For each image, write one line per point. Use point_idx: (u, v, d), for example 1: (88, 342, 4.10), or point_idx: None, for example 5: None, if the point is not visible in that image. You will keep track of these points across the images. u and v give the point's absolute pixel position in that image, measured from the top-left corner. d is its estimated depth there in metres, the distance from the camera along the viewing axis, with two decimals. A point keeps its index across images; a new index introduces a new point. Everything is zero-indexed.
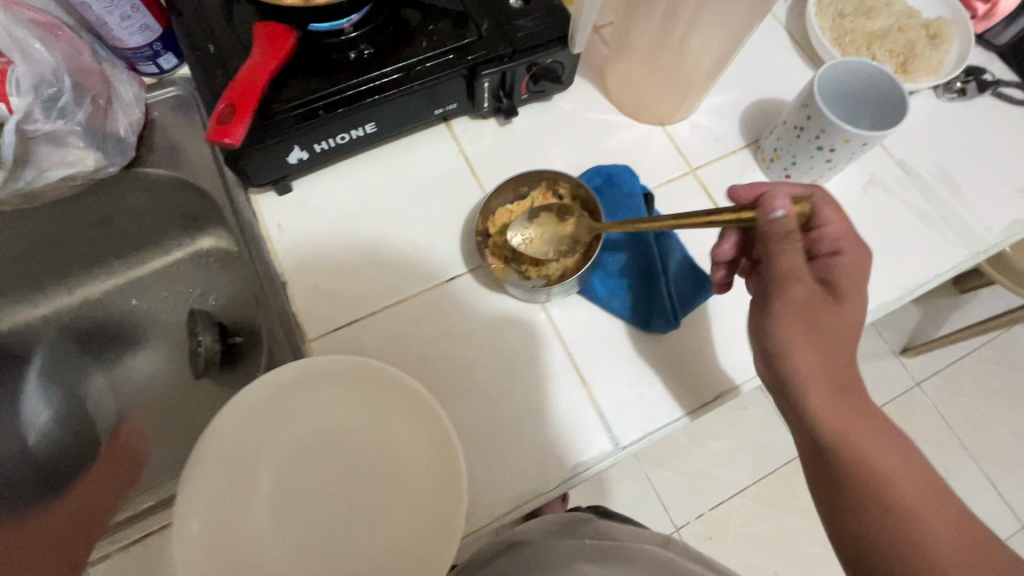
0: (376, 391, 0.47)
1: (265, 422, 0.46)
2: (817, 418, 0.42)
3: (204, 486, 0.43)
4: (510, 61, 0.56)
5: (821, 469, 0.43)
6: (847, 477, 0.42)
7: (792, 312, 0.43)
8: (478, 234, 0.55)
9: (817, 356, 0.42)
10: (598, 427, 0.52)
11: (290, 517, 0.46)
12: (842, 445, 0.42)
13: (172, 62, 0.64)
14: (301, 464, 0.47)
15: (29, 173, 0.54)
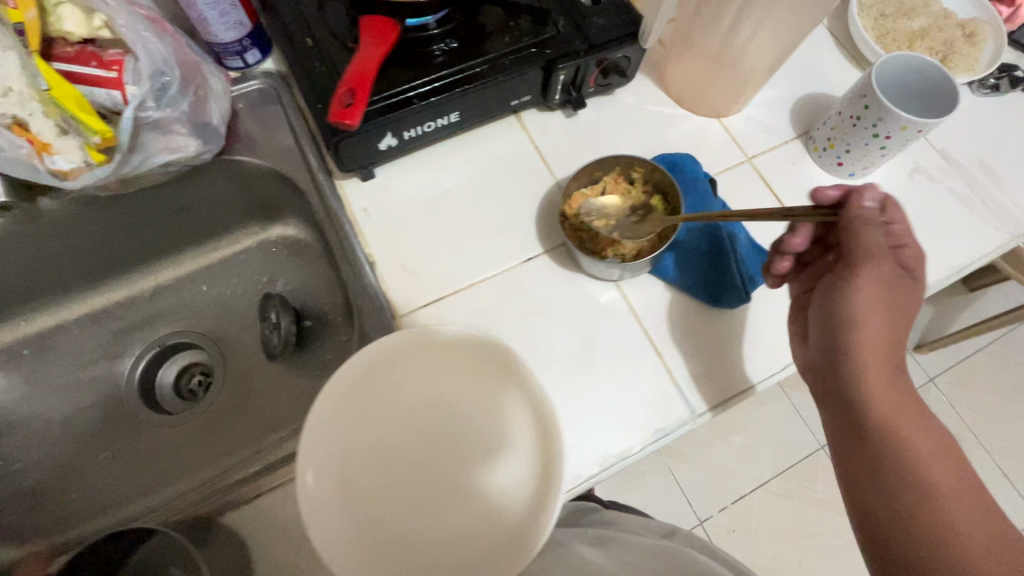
0: (482, 365, 0.51)
1: (383, 390, 0.50)
2: (866, 391, 0.47)
3: (320, 439, 0.47)
4: (586, 56, 0.60)
5: (858, 444, 0.48)
6: (882, 453, 0.46)
7: (868, 284, 0.48)
8: (561, 216, 0.59)
9: (879, 334, 0.48)
10: (675, 396, 0.56)
11: (376, 481, 0.48)
12: (886, 423, 0.47)
13: (256, 57, 0.67)
14: (396, 431, 0.50)
15: (137, 158, 0.58)
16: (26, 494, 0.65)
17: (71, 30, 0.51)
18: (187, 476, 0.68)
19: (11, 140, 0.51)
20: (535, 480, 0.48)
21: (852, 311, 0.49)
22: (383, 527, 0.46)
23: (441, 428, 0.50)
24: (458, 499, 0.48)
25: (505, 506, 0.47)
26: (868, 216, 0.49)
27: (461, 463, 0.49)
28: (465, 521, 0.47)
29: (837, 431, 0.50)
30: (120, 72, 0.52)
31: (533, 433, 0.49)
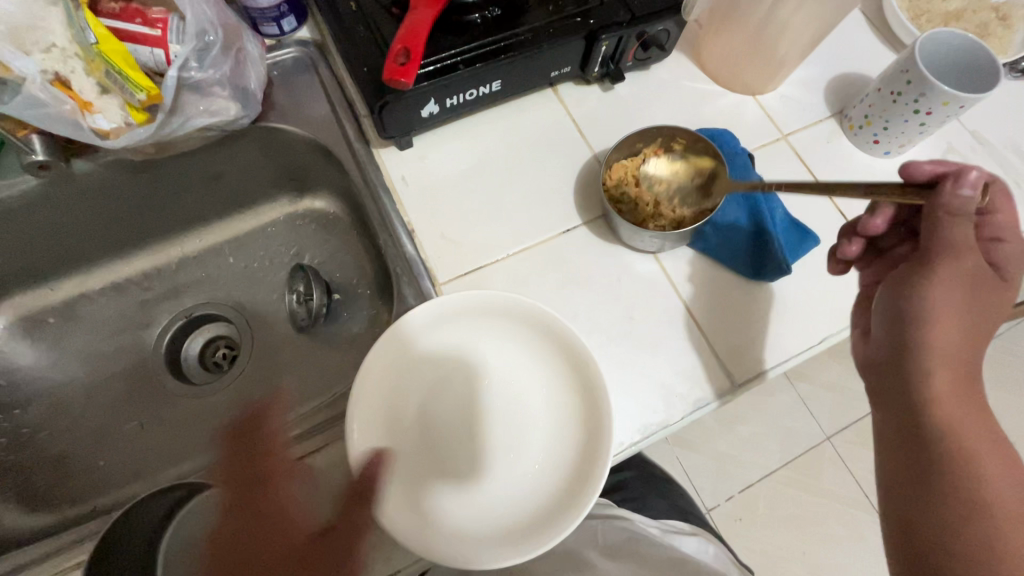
0: (524, 329, 0.53)
1: (445, 349, 0.52)
2: (931, 393, 0.43)
3: (369, 398, 0.48)
4: (629, 27, 0.60)
5: (908, 446, 0.45)
6: (935, 458, 0.43)
7: (949, 280, 0.44)
8: (602, 184, 0.59)
9: (951, 334, 0.44)
10: (716, 367, 0.56)
11: (410, 460, 0.48)
12: (949, 429, 0.43)
13: (292, 25, 0.67)
14: (434, 397, 0.51)
15: (177, 120, 0.57)
16: (53, 461, 0.65)
17: None
18: (217, 446, 0.67)
19: (55, 95, 0.50)
20: (572, 467, 0.48)
21: (921, 307, 0.45)
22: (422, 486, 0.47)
23: (495, 401, 0.51)
24: (496, 472, 0.49)
25: (538, 487, 0.48)
26: (961, 208, 0.44)
27: (506, 437, 0.50)
28: (502, 496, 0.47)
29: (887, 431, 0.47)
30: (165, 30, 0.52)
31: (576, 407, 0.50)
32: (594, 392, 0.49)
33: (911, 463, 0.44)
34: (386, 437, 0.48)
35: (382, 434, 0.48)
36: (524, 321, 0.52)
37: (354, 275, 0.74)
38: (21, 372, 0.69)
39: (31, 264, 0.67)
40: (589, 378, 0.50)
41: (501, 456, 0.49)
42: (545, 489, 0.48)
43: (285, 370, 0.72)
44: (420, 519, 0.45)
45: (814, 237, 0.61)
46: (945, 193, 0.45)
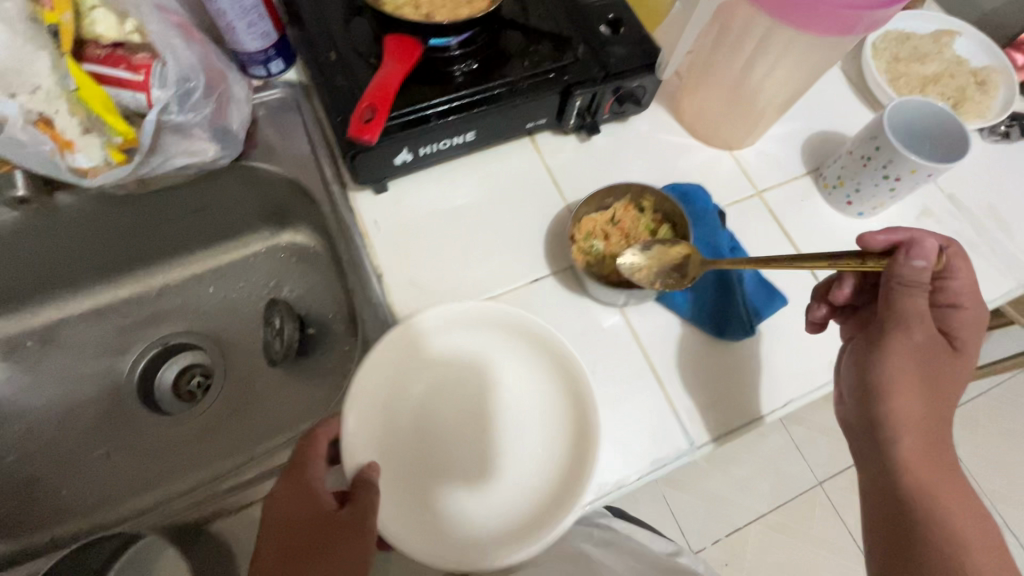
0: (517, 344, 0.56)
1: (442, 349, 0.55)
2: (905, 468, 0.44)
3: (368, 382, 0.51)
4: (603, 84, 0.61)
5: (892, 529, 0.44)
6: (919, 540, 0.42)
7: (905, 351, 0.46)
8: (570, 239, 0.59)
9: (918, 408, 0.45)
10: (676, 428, 0.56)
11: (399, 453, 0.51)
12: (928, 510, 0.43)
13: (279, 67, 0.68)
14: (427, 398, 0.54)
15: (157, 159, 0.59)
16: (20, 486, 0.65)
17: (103, 34, 0.53)
18: (181, 478, 0.67)
19: (34, 136, 0.51)
20: (559, 480, 0.51)
21: (891, 381, 0.46)
22: (420, 488, 0.51)
23: (492, 410, 0.54)
24: (488, 480, 0.51)
25: (525, 496, 0.51)
26: (911, 279, 0.45)
27: (500, 446, 0.53)
28: (482, 505, 0.50)
29: (871, 511, 0.46)
30: (147, 76, 0.53)
31: (558, 428, 0.53)
32: (585, 408, 0.52)
33: (897, 549, 0.43)
34: (386, 440, 0.51)
35: (383, 435, 0.52)
36: (520, 337, 0.56)
37: (328, 311, 0.74)
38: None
39: (12, 288, 0.68)
40: (581, 394, 0.53)
41: (494, 465, 0.52)
42: (532, 498, 0.50)
43: (255, 403, 0.72)
44: (418, 520, 0.49)
45: (783, 298, 0.60)
46: (899, 262, 0.45)
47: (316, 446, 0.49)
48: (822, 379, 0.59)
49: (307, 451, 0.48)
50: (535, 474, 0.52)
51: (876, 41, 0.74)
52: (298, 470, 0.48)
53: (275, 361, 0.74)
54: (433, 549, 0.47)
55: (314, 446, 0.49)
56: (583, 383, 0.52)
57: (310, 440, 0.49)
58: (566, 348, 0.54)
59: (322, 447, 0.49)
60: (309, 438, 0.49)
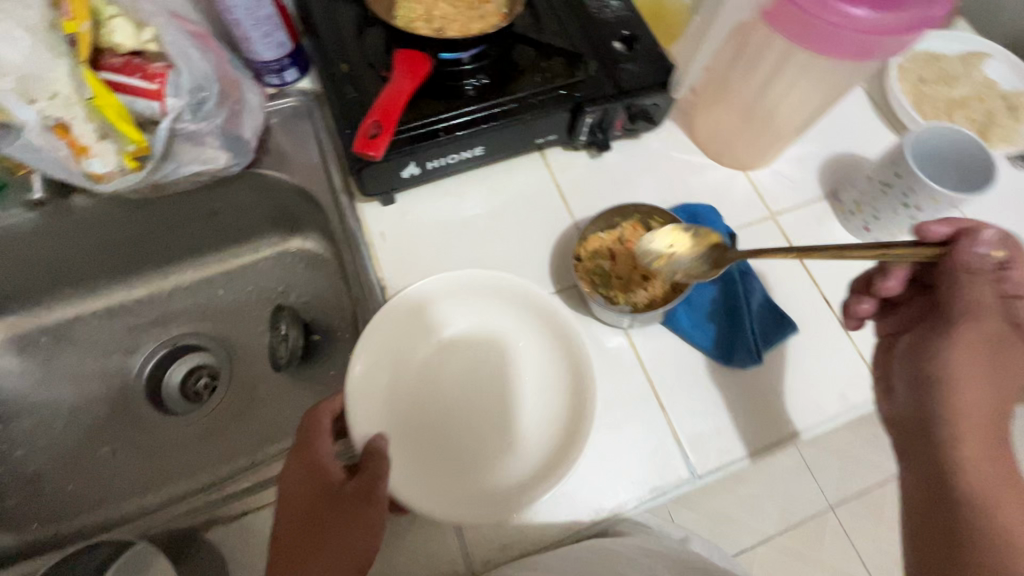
0: (516, 317, 0.57)
1: (444, 317, 0.57)
2: (954, 451, 0.39)
3: (376, 343, 0.53)
4: (615, 100, 0.60)
5: (930, 518, 0.39)
6: (965, 530, 0.37)
7: (966, 341, 0.42)
8: (575, 257, 0.59)
9: (977, 394, 0.41)
10: (677, 455, 0.54)
11: (399, 416, 0.52)
12: (975, 496, 0.37)
13: (294, 76, 0.69)
14: (427, 365, 0.55)
15: (169, 166, 0.60)
16: (28, 480, 0.66)
17: (121, 43, 0.53)
18: (182, 479, 0.67)
19: (50, 141, 0.53)
20: (554, 445, 0.51)
21: (942, 364, 0.42)
22: (424, 444, 0.52)
23: (493, 375, 0.55)
24: (491, 437, 0.52)
25: (529, 454, 0.51)
26: (975, 265, 0.42)
27: (501, 406, 0.54)
28: (478, 467, 0.51)
29: (911, 500, 0.41)
30: (162, 85, 0.54)
31: (555, 394, 0.54)
32: (581, 369, 0.52)
33: (934, 538, 0.38)
34: (388, 400, 0.52)
35: (385, 402, 0.52)
36: (520, 310, 0.57)
37: (333, 318, 0.74)
38: (9, 389, 0.71)
39: (28, 285, 0.70)
40: (577, 356, 0.53)
41: (497, 424, 0.53)
42: (536, 454, 0.51)
43: (257, 407, 0.72)
44: (423, 472, 0.50)
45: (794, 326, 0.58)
46: (960, 251, 0.42)
47: (319, 426, 0.49)
48: (832, 412, 0.57)
49: (310, 431, 0.49)
50: (536, 432, 0.52)
51: (902, 62, 0.72)
52: (304, 448, 0.48)
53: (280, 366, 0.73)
54: (426, 501, 0.47)
55: (317, 424, 0.49)
56: (580, 347, 0.53)
57: (314, 419, 0.49)
58: (561, 312, 0.54)
59: (326, 425, 0.49)
60: (315, 416, 0.49)
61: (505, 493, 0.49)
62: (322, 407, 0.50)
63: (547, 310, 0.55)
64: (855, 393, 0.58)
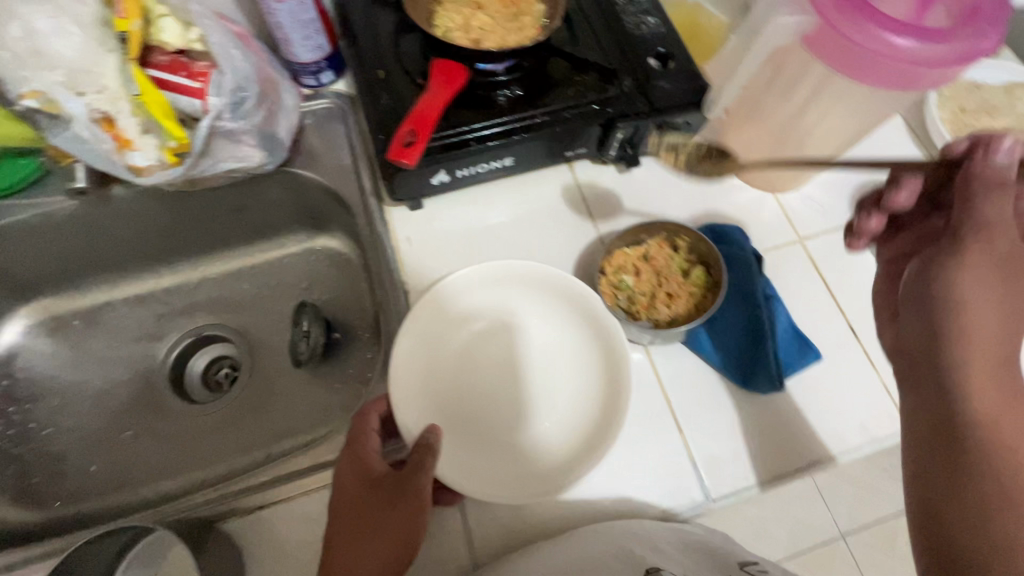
0: (548, 308, 0.58)
1: (477, 308, 0.58)
2: (962, 386, 0.37)
3: (412, 329, 0.54)
4: (647, 117, 0.60)
5: (934, 454, 0.37)
6: (971, 466, 0.35)
7: (983, 258, 0.38)
8: (599, 271, 0.59)
9: (989, 322, 0.37)
10: (692, 475, 0.54)
11: (433, 403, 0.53)
12: (983, 433, 0.35)
13: (329, 78, 0.70)
14: (457, 354, 0.56)
15: (206, 163, 0.61)
16: (53, 459, 0.68)
17: (167, 41, 0.56)
18: (199, 467, 0.69)
19: (97, 134, 0.55)
20: (592, 428, 0.52)
21: (954, 286, 0.38)
22: (458, 427, 0.52)
23: (527, 359, 0.57)
24: (529, 416, 0.54)
25: (566, 434, 0.53)
26: (998, 177, 0.38)
27: (533, 390, 0.55)
28: (516, 451, 0.52)
29: (913, 436, 0.39)
30: (205, 83, 0.56)
31: (589, 381, 0.55)
32: (614, 347, 0.54)
33: (937, 474, 0.36)
34: (422, 387, 0.53)
35: (421, 392, 0.53)
36: (552, 301, 0.58)
37: (354, 317, 0.75)
38: (39, 369, 0.73)
39: (64, 268, 0.73)
40: (608, 335, 0.55)
41: (535, 404, 0.54)
42: (576, 431, 0.52)
43: (274, 401, 0.73)
44: (465, 453, 0.51)
45: (816, 353, 0.58)
46: (976, 162, 0.39)
47: (365, 424, 0.50)
48: (852, 443, 0.56)
49: (356, 428, 0.50)
50: (573, 410, 0.54)
51: (942, 90, 0.70)
52: (353, 444, 0.49)
53: (297, 363, 0.73)
54: (467, 483, 0.48)
55: (364, 422, 0.50)
56: (614, 336, 0.54)
57: (361, 418, 0.50)
58: (590, 295, 0.56)
59: (373, 423, 0.50)
60: (360, 414, 0.50)
61: (549, 470, 0.50)
62: (367, 407, 0.51)
63: (576, 295, 0.57)
64: (877, 425, 0.57)
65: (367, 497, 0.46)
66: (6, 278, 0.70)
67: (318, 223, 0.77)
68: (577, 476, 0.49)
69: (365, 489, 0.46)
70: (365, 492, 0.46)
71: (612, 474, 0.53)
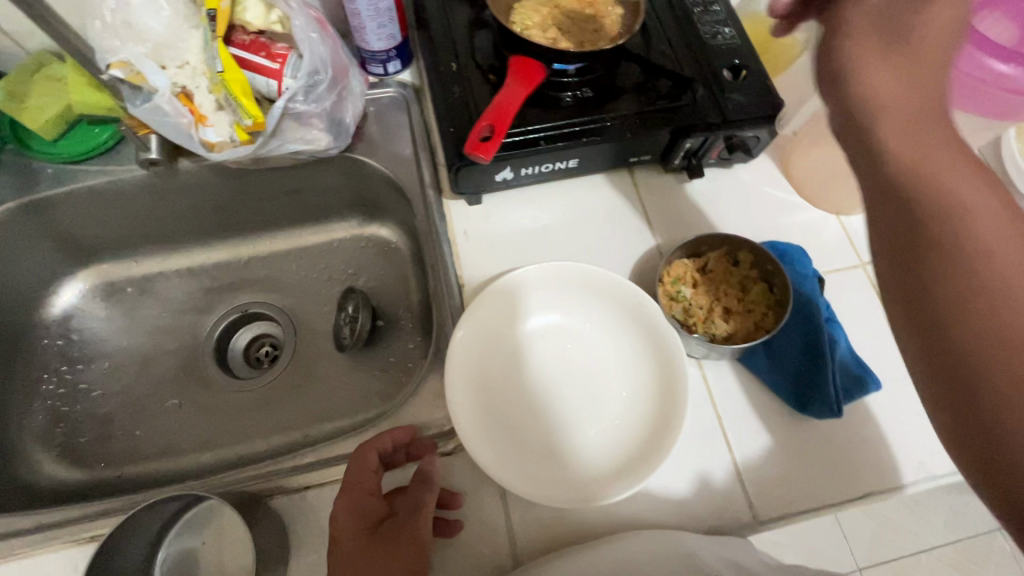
0: (602, 314, 0.58)
1: (529, 308, 0.57)
2: (898, 177, 0.32)
3: (468, 323, 0.54)
4: (717, 130, 0.59)
5: (907, 279, 0.31)
6: (944, 277, 0.29)
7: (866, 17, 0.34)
8: (658, 280, 0.58)
9: (894, 84, 0.33)
10: (741, 494, 0.52)
11: (483, 399, 0.52)
12: (940, 223, 0.30)
13: (396, 68, 0.71)
14: (507, 352, 0.56)
15: (274, 143, 0.61)
16: (100, 421, 0.69)
17: (251, 22, 0.56)
18: (237, 443, 0.68)
19: (176, 108, 0.55)
20: (641, 439, 0.51)
21: (853, 55, 0.34)
22: (505, 426, 0.52)
23: (580, 364, 0.56)
24: (575, 421, 0.53)
25: (612, 442, 0.52)
26: None
27: (580, 394, 0.55)
28: (561, 454, 0.51)
29: (882, 269, 0.33)
30: (283, 64, 0.56)
31: (639, 389, 0.54)
32: (669, 357, 0.54)
33: (921, 306, 0.30)
34: (475, 381, 0.53)
35: (473, 388, 0.52)
36: (607, 307, 0.58)
37: (400, 306, 0.75)
38: (91, 331, 0.75)
39: (124, 235, 0.74)
40: (664, 344, 0.54)
41: (584, 407, 0.54)
42: (625, 440, 0.52)
43: (314, 382, 0.72)
44: (511, 452, 0.50)
45: (875, 382, 0.56)
46: None
47: (366, 461, 0.48)
48: (907, 479, 0.54)
49: (354, 468, 0.48)
50: (622, 417, 0.53)
51: None
52: (351, 488, 0.47)
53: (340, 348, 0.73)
54: (515, 482, 0.48)
55: (364, 460, 0.49)
56: (670, 344, 0.54)
57: (360, 456, 0.49)
58: (648, 302, 0.55)
59: (372, 462, 0.49)
60: (358, 453, 0.49)
61: (595, 476, 0.50)
62: (367, 443, 0.50)
63: (633, 301, 0.56)
64: (933, 462, 0.55)
65: (366, 540, 0.44)
66: (71, 238, 0.72)
67: (372, 210, 0.78)
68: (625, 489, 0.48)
69: (363, 532, 0.45)
70: (363, 537, 0.45)
71: (658, 487, 0.52)
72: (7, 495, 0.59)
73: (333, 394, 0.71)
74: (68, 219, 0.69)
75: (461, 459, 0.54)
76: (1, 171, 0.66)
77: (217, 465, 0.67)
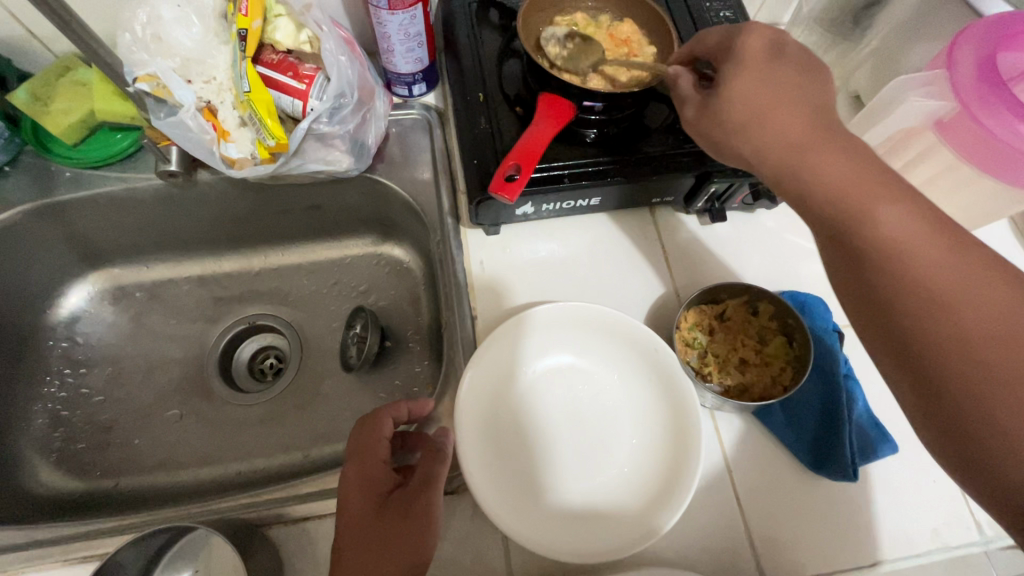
0: (618, 358, 0.57)
1: (542, 349, 0.56)
2: (811, 190, 0.39)
3: (482, 362, 0.53)
4: (744, 177, 0.57)
5: (852, 270, 0.37)
6: (873, 269, 0.36)
7: (745, 70, 0.42)
8: (676, 326, 0.57)
9: (774, 134, 0.41)
10: (749, 553, 0.51)
11: (487, 445, 0.51)
12: (852, 219, 0.37)
13: (421, 90, 0.71)
14: (516, 393, 0.55)
15: (296, 162, 0.60)
16: (99, 428, 0.68)
17: (279, 41, 0.56)
18: (237, 459, 0.67)
19: (200, 124, 0.55)
20: (654, 492, 0.50)
21: (728, 124, 0.43)
22: (509, 473, 0.50)
23: (596, 409, 0.55)
24: (584, 466, 0.52)
25: (620, 491, 0.51)
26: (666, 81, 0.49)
27: (588, 438, 0.54)
28: (570, 494, 0.51)
29: (829, 268, 0.39)
30: (309, 85, 0.55)
31: (654, 441, 0.53)
32: (685, 410, 0.52)
33: (866, 293, 0.36)
34: (485, 423, 0.52)
35: (481, 428, 0.51)
36: (623, 353, 0.57)
37: (410, 329, 0.74)
38: (98, 334, 0.74)
39: (137, 239, 0.74)
40: (679, 395, 0.53)
41: (594, 449, 0.53)
42: (641, 489, 0.51)
43: (316, 401, 0.71)
44: (515, 498, 0.49)
45: (892, 446, 0.54)
46: None
47: (379, 428, 0.49)
48: (921, 549, 0.53)
49: (366, 435, 0.48)
50: (633, 465, 0.52)
51: None
52: (362, 453, 0.47)
53: (346, 367, 0.72)
54: (520, 528, 0.47)
55: (377, 427, 0.49)
56: (686, 396, 0.52)
57: (373, 423, 0.49)
58: (666, 351, 0.54)
59: (386, 429, 0.49)
60: (373, 420, 0.50)
61: (605, 509, 0.50)
62: (381, 410, 0.50)
63: (650, 347, 0.55)
64: (949, 532, 0.54)
65: (376, 503, 0.44)
66: (84, 241, 0.71)
67: (388, 228, 0.77)
68: (638, 541, 0.47)
69: (373, 496, 0.45)
70: (372, 503, 0.44)
71: (664, 540, 0.51)
72: (4, 504, 0.59)
73: (336, 415, 0.69)
74: (83, 223, 0.69)
75: (463, 500, 0.52)
76: (21, 171, 0.66)
77: (215, 480, 0.66)
